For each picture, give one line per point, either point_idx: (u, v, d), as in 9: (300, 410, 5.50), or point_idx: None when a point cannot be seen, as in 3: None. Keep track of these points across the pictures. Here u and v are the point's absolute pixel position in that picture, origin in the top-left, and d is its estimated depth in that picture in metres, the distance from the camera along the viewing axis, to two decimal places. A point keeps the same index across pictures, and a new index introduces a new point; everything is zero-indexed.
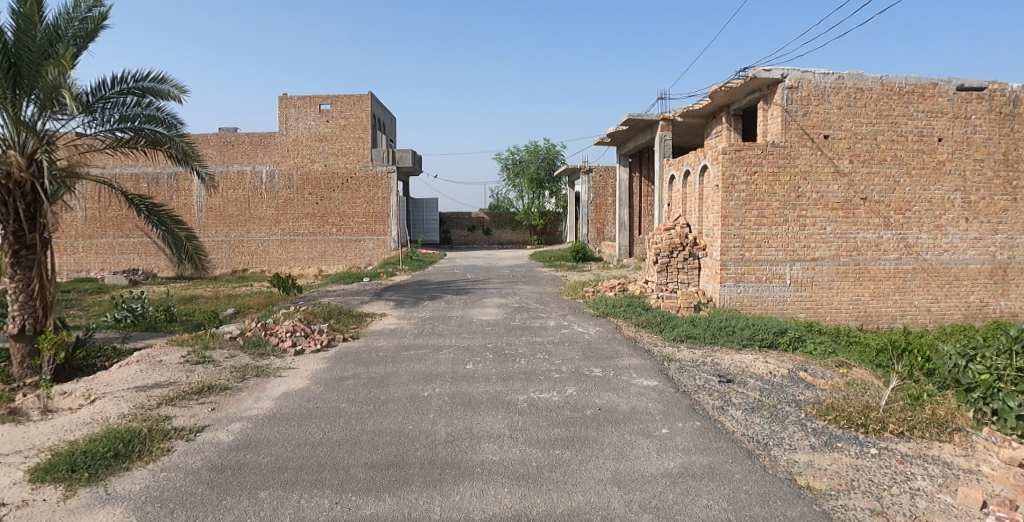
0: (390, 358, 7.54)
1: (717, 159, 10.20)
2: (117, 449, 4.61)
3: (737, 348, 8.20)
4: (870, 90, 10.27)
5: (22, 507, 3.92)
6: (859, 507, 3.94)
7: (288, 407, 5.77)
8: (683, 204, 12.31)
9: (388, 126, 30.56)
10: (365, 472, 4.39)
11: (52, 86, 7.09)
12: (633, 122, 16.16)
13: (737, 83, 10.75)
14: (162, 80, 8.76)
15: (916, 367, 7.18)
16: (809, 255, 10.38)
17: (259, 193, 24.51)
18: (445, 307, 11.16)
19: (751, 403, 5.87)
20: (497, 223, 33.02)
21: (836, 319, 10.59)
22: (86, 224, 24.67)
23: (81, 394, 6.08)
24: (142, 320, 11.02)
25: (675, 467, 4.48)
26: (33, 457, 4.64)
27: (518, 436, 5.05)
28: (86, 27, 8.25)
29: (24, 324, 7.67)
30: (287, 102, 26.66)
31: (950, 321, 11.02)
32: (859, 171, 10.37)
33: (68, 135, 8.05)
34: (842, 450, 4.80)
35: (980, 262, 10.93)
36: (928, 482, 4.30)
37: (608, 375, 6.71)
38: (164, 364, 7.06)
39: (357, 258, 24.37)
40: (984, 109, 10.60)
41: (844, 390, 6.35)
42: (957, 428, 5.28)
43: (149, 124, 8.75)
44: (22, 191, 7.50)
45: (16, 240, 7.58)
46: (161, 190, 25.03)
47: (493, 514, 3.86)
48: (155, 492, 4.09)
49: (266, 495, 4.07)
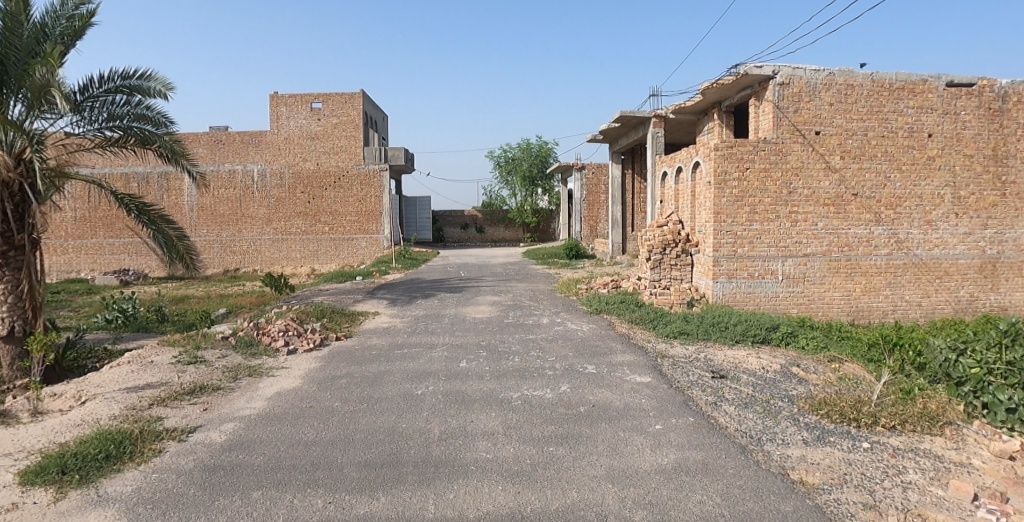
0: (384, 356, 7.52)
1: (710, 155, 10.23)
2: (108, 450, 4.57)
3: (730, 344, 8.22)
4: (861, 86, 10.33)
5: (11, 510, 3.88)
6: (852, 500, 3.96)
7: (281, 406, 5.75)
8: (676, 201, 12.34)
9: (380, 124, 30.65)
10: (359, 471, 4.37)
11: (40, 85, 7.02)
12: (624, 120, 16.21)
13: (729, 80, 10.78)
14: (148, 77, 8.64)
15: (907, 361, 7.23)
16: (801, 250, 10.42)
17: (250, 192, 24.38)
18: (439, 305, 11.13)
19: (744, 398, 5.90)
20: (490, 221, 33.06)
21: (828, 314, 10.64)
22: (76, 224, 24.44)
23: (71, 396, 6.02)
24: (134, 321, 10.93)
25: (669, 462, 4.50)
26: (24, 459, 4.60)
27: (512, 433, 5.04)
28: (74, 25, 8.14)
29: (13, 325, 7.59)
30: (278, 100, 26.65)
31: (940, 316, 11.10)
32: (850, 167, 10.42)
33: (57, 135, 7.97)
34: (834, 444, 4.83)
35: (970, 257, 11.01)
36: (920, 475, 4.32)
37: (602, 372, 6.71)
38: (156, 365, 7.01)
39: (350, 256, 24.26)
40: (973, 105, 10.69)
41: (836, 385, 6.40)
42: (948, 421, 5.35)
43: (138, 123, 8.65)
44: (11, 192, 7.43)
45: (5, 241, 7.49)
46: (152, 189, 24.85)
47: (487, 512, 3.85)
48: (147, 493, 4.07)
49: (259, 496, 4.05)
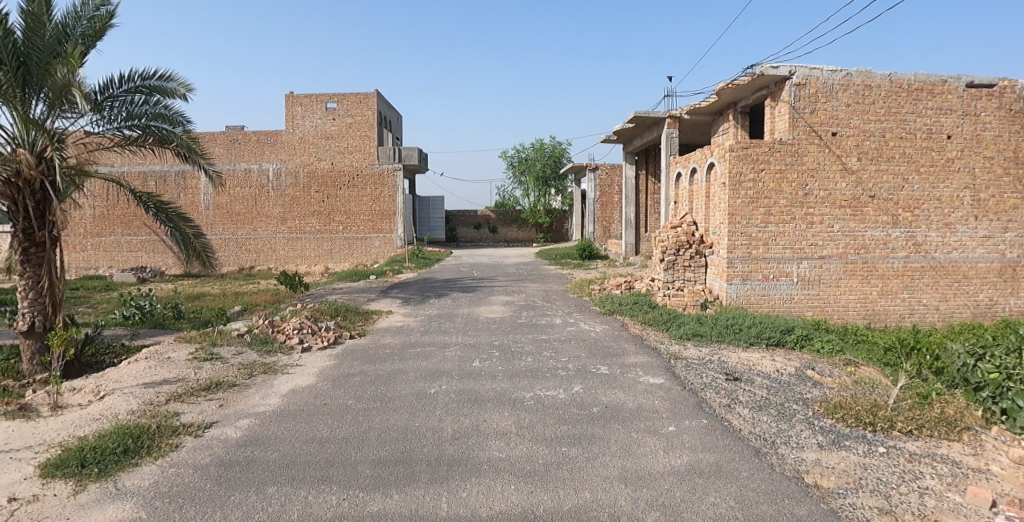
0: (397, 355, 7.56)
1: (724, 156, 10.17)
2: (126, 445, 4.64)
3: (744, 346, 8.17)
4: (879, 86, 10.22)
5: (33, 502, 3.96)
6: (868, 505, 3.92)
7: (296, 403, 5.80)
8: (690, 202, 12.28)
9: (395, 124, 30.86)
10: (372, 469, 4.40)
11: (61, 85, 7.13)
12: (638, 120, 16.17)
13: (744, 80, 10.72)
14: (168, 78, 8.75)
15: (925, 365, 7.14)
16: (817, 252, 10.33)
17: (266, 191, 24.60)
18: (452, 304, 11.16)
19: (759, 401, 5.85)
20: (503, 221, 33.10)
21: (844, 317, 10.54)
22: (95, 222, 24.82)
23: (90, 390, 6.13)
24: (151, 317, 11.09)
25: (682, 464, 4.48)
26: (44, 452, 4.69)
27: (524, 433, 5.05)
28: (95, 26, 8.28)
29: (34, 321, 7.73)
30: (293, 100, 26.87)
31: (958, 320, 10.95)
32: (867, 168, 10.30)
33: (77, 134, 8.11)
34: (850, 448, 4.78)
35: (989, 260, 10.86)
36: (937, 481, 4.28)
37: (615, 373, 6.70)
38: (173, 361, 7.10)
39: (363, 255, 24.41)
40: (994, 105, 10.54)
41: (852, 389, 6.34)
42: (966, 426, 5.27)
43: (156, 122, 8.76)
44: (31, 190, 7.56)
45: (26, 238, 7.65)
46: (169, 187, 25.18)
47: (500, 511, 3.85)
48: (164, 487, 4.12)
49: (274, 491, 4.09)
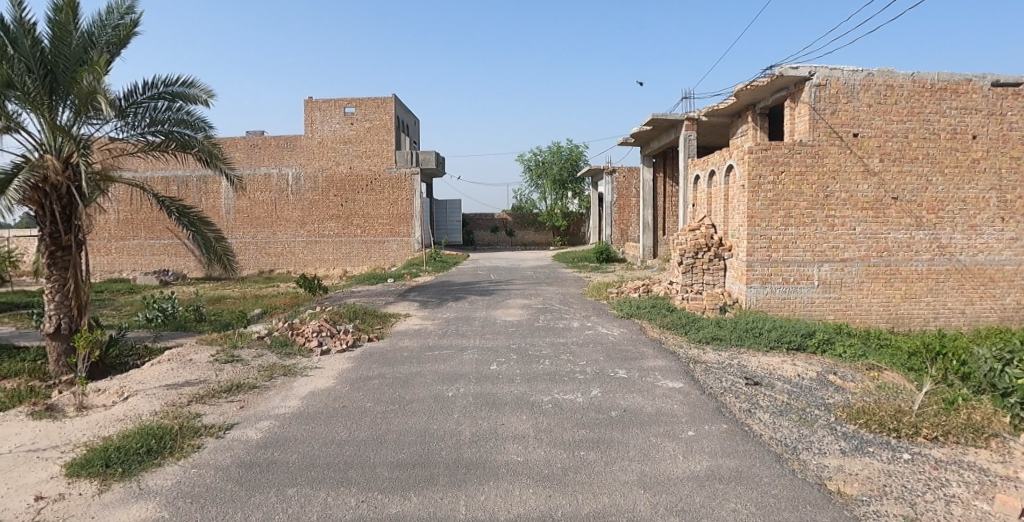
0: (415, 358, 7.59)
1: (743, 158, 10.09)
2: (150, 445, 4.71)
3: (764, 350, 8.08)
4: (902, 86, 10.06)
5: (59, 500, 4.04)
6: (891, 513, 3.86)
7: (315, 406, 5.84)
8: (708, 204, 12.19)
9: (412, 128, 31.02)
10: (390, 471, 4.42)
11: (87, 92, 7.27)
12: (655, 123, 16.08)
13: (763, 81, 10.62)
14: (190, 84, 8.90)
15: (951, 370, 7.00)
16: (838, 255, 10.18)
17: (285, 195, 24.89)
18: (469, 307, 11.19)
19: (779, 406, 5.78)
20: (520, 224, 33.12)
21: (866, 320, 10.37)
22: (119, 226, 25.30)
23: (115, 391, 6.24)
24: (173, 320, 11.26)
25: (702, 469, 4.44)
26: (70, 451, 4.78)
27: (542, 436, 5.04)
28: (119, 34, 8.45)
29: (60, 323, 7.88)
30: (312, 105, 27.15)
31: (985, 324, 10.72)
32: (889, 170, 10.14)
33: (102, 140, 8.29)
34: (873, 455, 4.70)
35: (1017, 263, 10.62)
36: (964, 489, 4.18)
37: (633, 377, 6.66)
38: (194, 363, 7.20)
39: (381, 258, 24.58)
40: (1021, 105, 10.32)
41: (876, 394, 6.23)
42: (994, 433, 5.15)
43: (178, 128, 8.88)
44: (58, 194, 7.73)
45: (53, 242, 7.82)
46: (191, 192, 25.58)
47: (517, 514, 3.85)
48: (187, 488, 4.18)
49: (294, 493, 4.13)
